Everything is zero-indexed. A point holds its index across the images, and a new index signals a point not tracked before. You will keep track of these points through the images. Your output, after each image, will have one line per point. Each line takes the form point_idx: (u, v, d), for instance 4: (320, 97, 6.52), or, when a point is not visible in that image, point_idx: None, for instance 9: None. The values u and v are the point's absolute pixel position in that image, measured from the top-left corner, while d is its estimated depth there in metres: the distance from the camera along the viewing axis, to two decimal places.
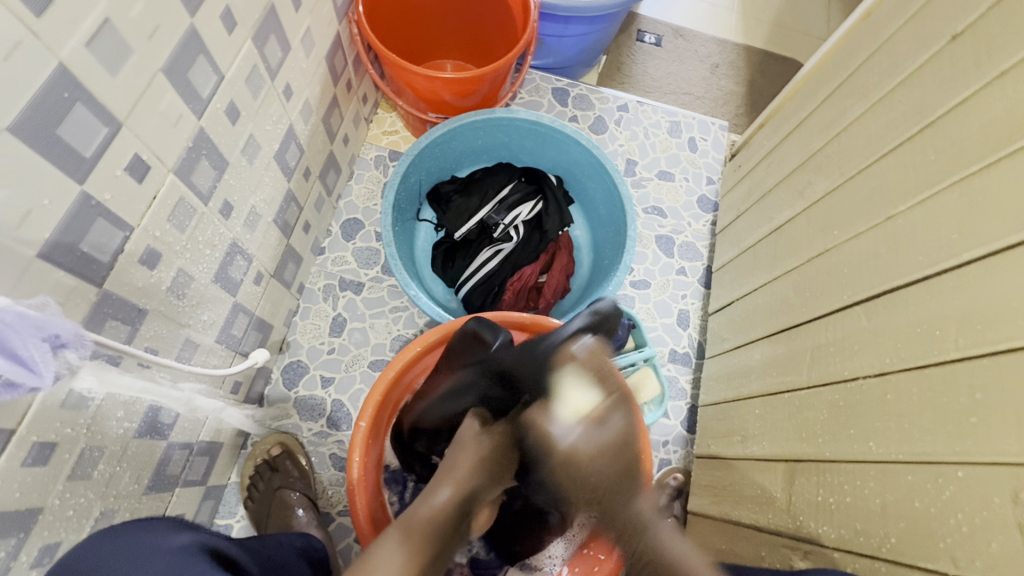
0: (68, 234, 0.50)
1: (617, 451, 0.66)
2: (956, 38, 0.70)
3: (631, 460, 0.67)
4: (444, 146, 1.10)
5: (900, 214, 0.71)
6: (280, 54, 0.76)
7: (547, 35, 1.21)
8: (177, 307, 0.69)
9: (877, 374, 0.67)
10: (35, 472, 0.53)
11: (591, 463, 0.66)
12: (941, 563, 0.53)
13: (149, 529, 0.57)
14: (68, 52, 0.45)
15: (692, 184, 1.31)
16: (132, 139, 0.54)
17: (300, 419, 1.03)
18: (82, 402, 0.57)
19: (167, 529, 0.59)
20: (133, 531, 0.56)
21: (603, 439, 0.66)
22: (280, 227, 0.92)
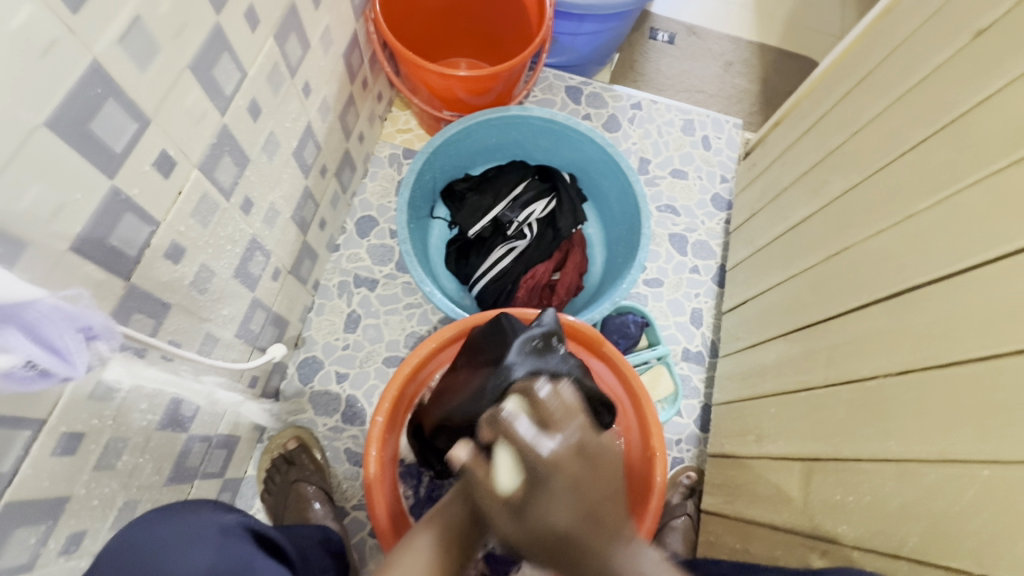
0: (97, 227, 0.51)
1: (535, 531, 0.42)
2: (979, 35, 0.69)
3: (599, 527, 0.41)
4: (459, 144, 1.10)
5: (921, 213, 0.70)
6: (299, 51, 0.77)
7: (561, 33, 1.21)
8: (199, 301, 0.70)
9: (896, 373, 0.67)
10: (63, 462, 0.54)
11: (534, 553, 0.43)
12: (964, 563, 0.53)
13: (196, 510, 0.58)
14: (101, 49, 0.46)
15: (706, 182, 1.30)
16: (159, 135, 0.55)
17: (315, 414, 1.04)
18: (108, 393, 0.58)
19: (213, 510, 0.60)
20: (170, 513, 0.57)
21: (536, 523, 0.41)
22: (297, 223, 0.93)
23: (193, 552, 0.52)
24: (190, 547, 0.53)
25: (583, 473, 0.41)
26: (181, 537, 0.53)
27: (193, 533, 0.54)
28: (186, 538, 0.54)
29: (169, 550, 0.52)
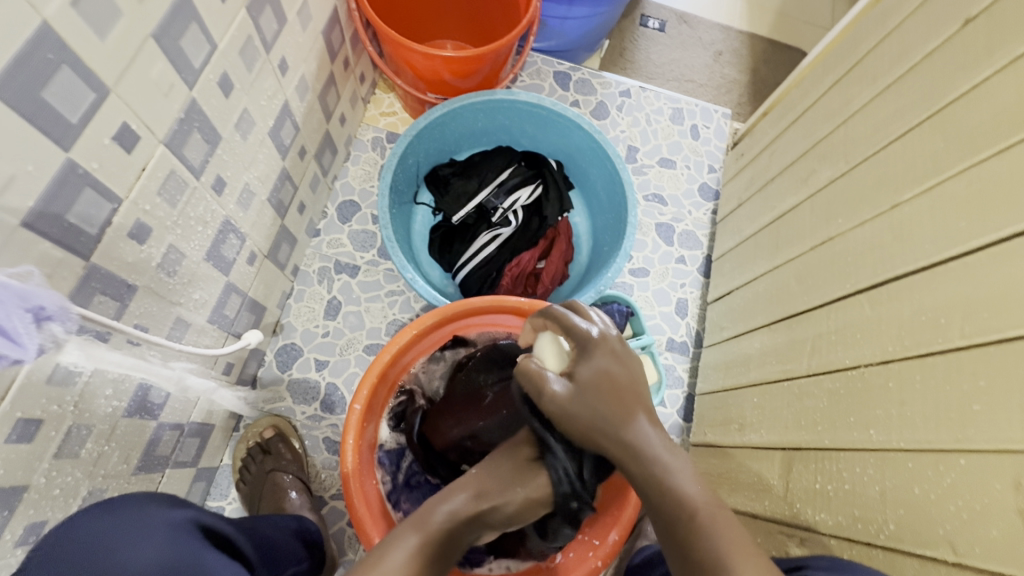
0: (54, 203, 0.49)
1: (586, 393, 0.48)
2: (970, 22, 0.68)
3: (634, 390, 0.50)
4: (443, 127, 1.07)
5: (907, 202, 0.70)
6: (275, 25, 0.74)
7: (550, 16, 1.18)
8: (168, 284, 0.68)
9: (878, 362, 0.67)
10: (19, 449, 0.52)
11: (578, 420, 0.48)
12: (940, 551, 0.53)
13: (150, 502, 0.57)
14: (53, 11, 0.43)
15: (693, 172, 1.29)
16: (121, 107, 0.52)
17: (294, 402, 1.02)
18: (69, 377, 0.55)
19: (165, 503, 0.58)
20: (121, 503, 0.55)
21: (587, 384, 0.49)
22: (275, 206, 0.90)
23: (147, 542, 0.51)
24: (141, 538, 0.52)
25: (621, 352, 0.51)
26: (133, 524, 0.53)
27: (144, 522, 0.53)
28: (137, 528, 0.52)
29: (121, 538, 0.51)
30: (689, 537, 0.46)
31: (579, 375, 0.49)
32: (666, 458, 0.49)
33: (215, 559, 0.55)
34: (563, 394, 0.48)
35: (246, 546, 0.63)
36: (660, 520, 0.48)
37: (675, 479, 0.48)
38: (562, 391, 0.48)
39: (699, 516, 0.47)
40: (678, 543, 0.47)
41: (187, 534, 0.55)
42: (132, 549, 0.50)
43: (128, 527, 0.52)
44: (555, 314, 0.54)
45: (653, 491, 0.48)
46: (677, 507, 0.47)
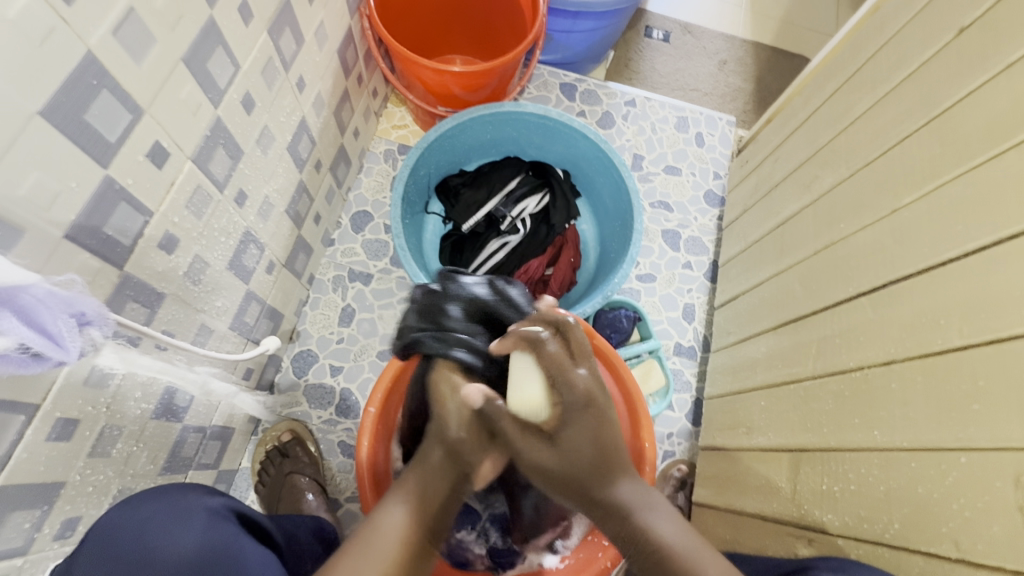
0: (93, 216, 0.52)
1: (593, 428, 0.59)
2: (964, 31, 0.70)
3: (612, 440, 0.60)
4: (454, 139, 1.11)
5: (906, 206, 0.71)
6: (294, 46, 0.78)
7: (556, 30, 1.22)
8: (193, 292, 0.71)
9: (882, 363, 0.68)
10: (59, 447, 0.55)
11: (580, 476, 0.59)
12: (943, 547, 0.54)
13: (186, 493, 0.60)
14: (96, 40, 0.47)
15: (699, 179, 1.31)
16: (153, 126, 0.56)
17: (310, 407, 1.05)
18: (104, 380, 0.59)
19: (201, 492, 0.62)
20: (159, 493, 0.58)
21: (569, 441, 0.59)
22: (292, 217, 0.94)
23: (185, 529, 0.54)
24: (180, 522, 0.55)
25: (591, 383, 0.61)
26: (175, 513, 0.55)
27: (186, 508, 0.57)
28: (175, 514, 0.55)
29: (158, 524, 0.54)
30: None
31: (592, 407, 0.59)
32: (646, 519, 0.59)
33: (251, 543, 0.58)
34: (569, 426, 0.59)
35: (274, 533, 0.66)
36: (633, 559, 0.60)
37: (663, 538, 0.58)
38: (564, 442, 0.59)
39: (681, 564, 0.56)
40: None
41: (224, 518, 0.58)
42: (173, 537, 0.53)
43: (168, 513, 0.55)
44: (546, 357, 0.63)
45: (622, 535, 0.59)
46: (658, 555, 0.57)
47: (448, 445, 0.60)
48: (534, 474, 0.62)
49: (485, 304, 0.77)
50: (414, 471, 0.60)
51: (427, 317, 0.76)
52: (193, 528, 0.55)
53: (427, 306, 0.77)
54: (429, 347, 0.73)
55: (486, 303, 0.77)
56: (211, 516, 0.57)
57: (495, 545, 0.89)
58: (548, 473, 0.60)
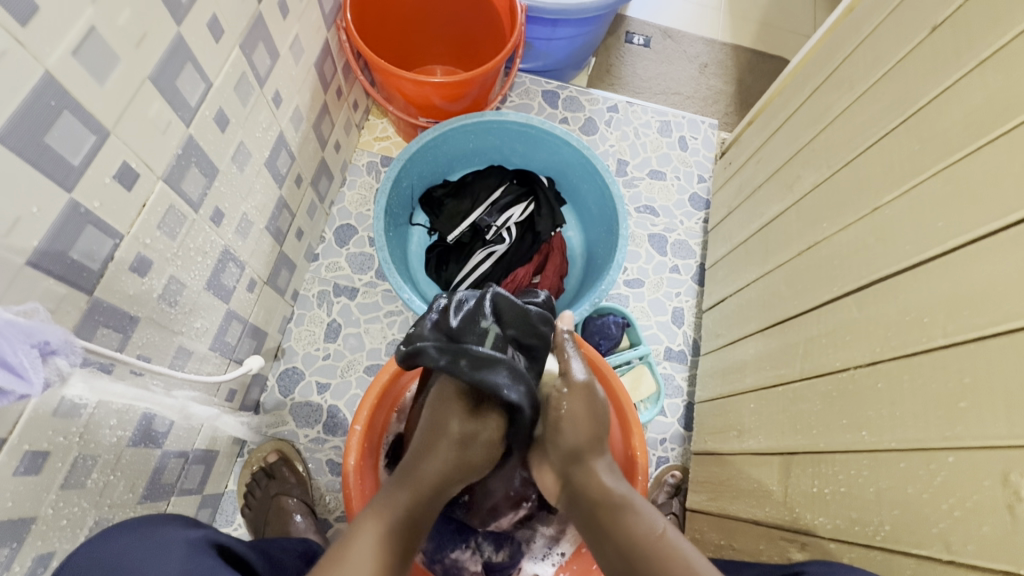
0: (57, 241, 0.51)
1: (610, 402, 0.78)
2: (936, 29, 0.70)
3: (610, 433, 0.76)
4: (437, 150, 1.10)
5: (886, 205, 0.71)
6: (268, 61, 0.77)
7: (536, 38, 1.21)
8: (169, 314, 0.70)
9: (869, 363, 0.67)
10: (27, 482, 0.53)
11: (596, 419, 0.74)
12: (935, 549, 0.53)
13: (163, 524, 0.58)
14: (53, 60, 0.45)
15: (684, 182, 1.32)
16: (121, 147, 0.55)
17: (297, 425, 1.03)
18: (74, 410, 0.57)
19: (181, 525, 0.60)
20: (138, 526, 0.57)
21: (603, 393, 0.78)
22: (273, 233, 0.93)
23: (159, 565, 0.52)
24: (157, 557, 0.52)
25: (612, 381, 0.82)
26: (149, 548, 0.53)
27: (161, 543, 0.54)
28: (150, 548, 0.53)
29: (133, 557, 0.52)
30: (645, 547, 0.59)
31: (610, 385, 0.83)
32: (634, 497, 0.65)
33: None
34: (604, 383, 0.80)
35: (257, 564, 0.64)
36: (612, 540, 0.62)
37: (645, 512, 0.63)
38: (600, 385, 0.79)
39: (663, 537, 0.59)
40: (636, 554, 0.59)
41: (201, 549, 0.56)
42: (149, 572, 0.50)
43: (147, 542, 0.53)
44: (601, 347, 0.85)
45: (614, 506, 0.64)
46: (640, 526, 0.61)
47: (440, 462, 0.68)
48: (575, 404, 0.74)
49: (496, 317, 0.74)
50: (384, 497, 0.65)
51: (437, 329, 0.73)
52: (169, 563, 0.52)
53: (437, 318, 0.74)
54: (429, 355, 0.70)
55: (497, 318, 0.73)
56: (189, 547, 0.55)
57: (489, 558, 0.87)
58: (590, 399, 0.75)
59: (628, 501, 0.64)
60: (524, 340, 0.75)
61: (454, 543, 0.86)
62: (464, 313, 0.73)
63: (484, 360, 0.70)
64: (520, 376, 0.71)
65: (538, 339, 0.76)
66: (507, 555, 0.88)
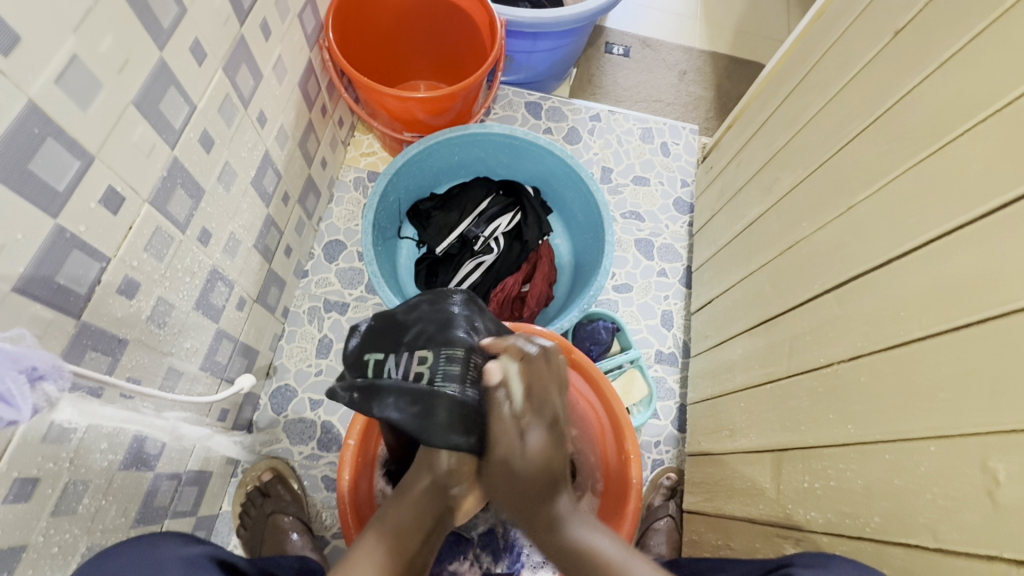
0: (43, 267, 0.51)
1: (558, 442, 0.63)
2: (899, 33, 0.73)
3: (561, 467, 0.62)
4: (423, 163, 1.11)
5: (861, 203, 0.73)
6: (252, 82, 0.78)
7: (517, 51, 1.24)
8: (158, 336, 0.70)
9: (851, 358, 0.69)
10: (16, 509, 0.53)
11: (528, 468, 0.61)
12: (922, 538, 0.54)
13: (159, 542, 0.58)
14: (36, 89, 0.46)
15: (667, 187, 1.34)
16: (105, 171, 0.55)
17: (291, 443, 1.03)
18: (64, 435, 0.57)
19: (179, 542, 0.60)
20: (134, 545, 0.56)
21: (537, 446, 0.61)
22: (261, 251, 0.93)
23: None
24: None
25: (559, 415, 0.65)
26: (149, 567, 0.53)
27: (159, 560, 0.54)
28: (149, 568, 0.53)
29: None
30: None
31: (559, 421, 0.64)
32: (583, 539, 0.59)
33: None
34: (538, 433, 0.62)
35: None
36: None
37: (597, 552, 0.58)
38: (533, 436, 0.62)
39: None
40: None
41: (200, 567, 0.55)
42: None
43: (139, 565, 0.53)
44: (537, 369, 0.66)
45: (557, 556, 0.59)
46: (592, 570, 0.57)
47: (435, 476, 0.64)
48: (492, 474, 0.62)
49: (380, 337, 0.74)
50: (390, 509, 0.63)
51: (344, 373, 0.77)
52: None
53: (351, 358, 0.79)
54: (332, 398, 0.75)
55: (381, 337, 0.74)
56: (188, 564, 0.55)
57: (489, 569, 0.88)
58: (510, 474, 0.61)
59: (580, 548, 0.58)
60: (403, 342, 0.72)
61: (452, 555, 0.87)
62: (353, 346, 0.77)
63: (367, 384, 0.70)
64: (407, 383, 0.67)
65: (421, 331, 0.72)
66: (506, 567, 0.88)
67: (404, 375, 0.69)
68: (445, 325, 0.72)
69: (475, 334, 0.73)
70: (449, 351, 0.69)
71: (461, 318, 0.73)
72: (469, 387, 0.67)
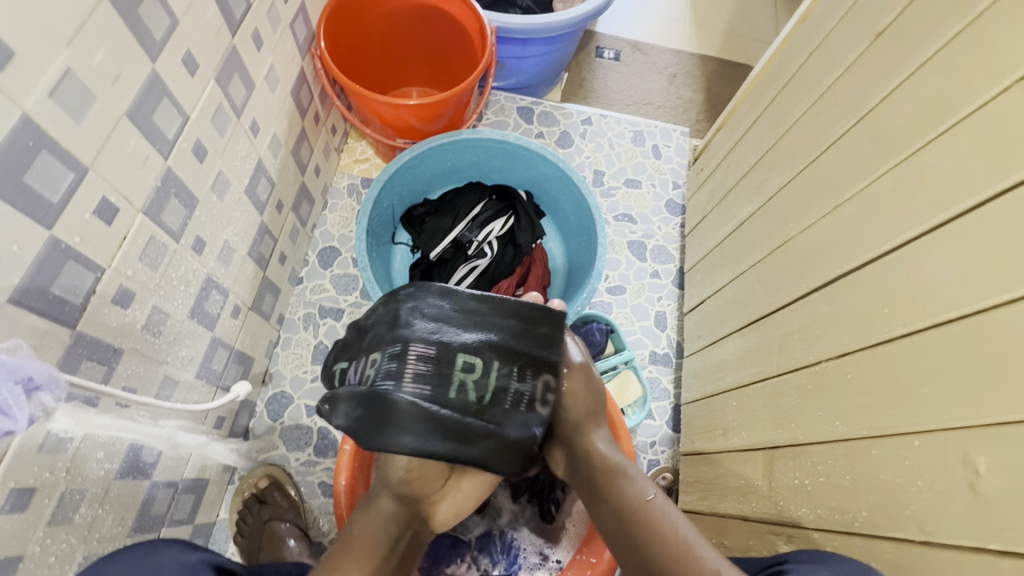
0: (38, 278, 0.52)
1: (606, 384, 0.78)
2: (880, 36, 0.74)
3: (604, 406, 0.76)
4: (415, 169, 1.12)
5: (846, 203, 0.74)
6: (244, 92, 0.78)
7: (508, 57, 1.25)
8: (153, 344, 0.70)
9: (838, 355, 0.70)
10: (13, 520, 0.53)
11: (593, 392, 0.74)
12: (908, 531, 0.55)
13: (158, 549, 0.58)
14: (31, 103, 0.47)
15: (659, 189, 1.35)
16: (100, 183, 0.56)
17: (287, 449, 1.03)
18: (60, 444, 0.57)
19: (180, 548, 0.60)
20: (133, 552, 0.57)
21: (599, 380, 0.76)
22: (255, 259, 0.94)
23: None
24: None
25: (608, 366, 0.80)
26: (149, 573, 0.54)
27: (159, 567, 0.55)
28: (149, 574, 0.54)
29: None
30: (639, 515, 0.65)
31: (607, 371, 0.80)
32: (624, 463, 0.71)
33: None
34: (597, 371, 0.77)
35: None
36: (607, 502, 0.68)
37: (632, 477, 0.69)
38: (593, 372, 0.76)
39: (649, 502, 0.66)
40: (632, 520, 0.65)
41: (197, 572, 0.56)
42: None
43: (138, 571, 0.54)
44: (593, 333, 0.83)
45: (608, 473, 0.70)
46: (631, 493, 0.67)
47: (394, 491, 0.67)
48: (570, 392, 0.73)
49: (349, 345, 0.74)
50: (360, 520, 0.67)
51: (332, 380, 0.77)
52: None
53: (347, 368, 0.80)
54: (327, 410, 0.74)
55: (348, 346, 0.73)
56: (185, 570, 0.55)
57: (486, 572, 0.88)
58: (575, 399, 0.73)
59: (619, 468, 0.70)
60: (362, 348, 0.70)
61: (449, 558, 0.87)
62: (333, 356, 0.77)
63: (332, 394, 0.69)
64: (358, 388, 0.65)
65: (374, 335, 0.68)
66: (504, 569, 0.88)
67: (358, 382, 0.67)
68: (393, 323, 0.67)
69: (425, 324, 0.66)
70: (392, 350, 0.65)
71: (410, 311, 0.67)
72: (419, 387, 0.63)
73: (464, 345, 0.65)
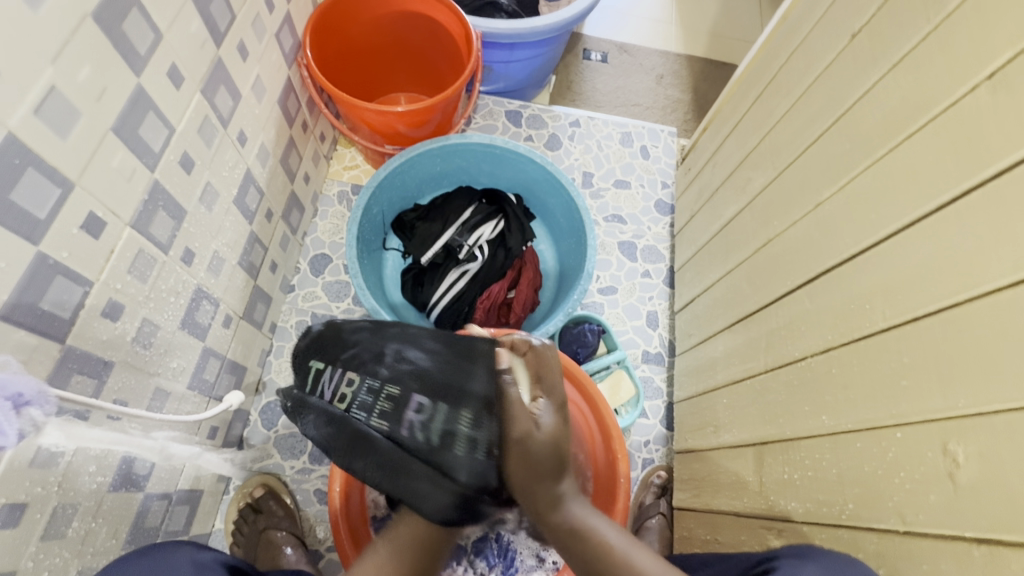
0: (27, 294, 0.52)
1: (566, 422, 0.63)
2: (855, 36, 0.76)
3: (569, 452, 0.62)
4: (404, 175, 1.13)
5: (826, 201, 0.75)
6: (231, 102, 0.79)
7: (494, 62, 1.26)
8: (144, 356, 0.70)
9: (822, 351, 0.71)
10: (5, 535, 0.54)
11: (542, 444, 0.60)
12: (892, 522, 0.56)
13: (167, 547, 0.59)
14: (16, 120, 0.47)
15: (648, 190, 1.36)
16: (86, 198, 0.56)
17: (282, 458, 1.03)
18: (52, 459, 0.57)
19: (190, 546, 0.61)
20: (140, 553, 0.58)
21: (552, 428, 0.61)
22: (246, 268, 0.94)
23: None
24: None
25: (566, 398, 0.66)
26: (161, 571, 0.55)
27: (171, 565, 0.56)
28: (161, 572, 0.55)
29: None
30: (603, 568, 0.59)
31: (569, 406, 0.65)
32: (584, 515, 0.61)
33: None
34: (548, 412, 0.62)
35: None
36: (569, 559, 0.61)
37: (592, 529, 0.60)
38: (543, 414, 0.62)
39: (614, 554, 0.59)
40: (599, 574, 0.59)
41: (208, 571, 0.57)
42: None
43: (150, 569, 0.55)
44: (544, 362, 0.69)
45: (564, 533, 0.60)
46: (592, 547, 0.59)
47: None
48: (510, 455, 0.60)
49: (317, 354, 0.77)
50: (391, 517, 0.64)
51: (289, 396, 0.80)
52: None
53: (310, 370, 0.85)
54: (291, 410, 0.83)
55: (316, 356, 0.76)
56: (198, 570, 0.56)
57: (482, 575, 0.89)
58: (524, 456, 0.59)
59: (580, 524, 0.60)
60: (340, 358, 0.73)
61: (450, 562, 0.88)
62: (298, 351, 0.81)
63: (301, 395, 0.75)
64: (329, 405, 0.70)
65: (356, 353, 0.72)
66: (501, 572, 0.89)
67: (330, 397, 0.71)
68: (377, 355, 0.72)
69: (402, 364, 0.70)
70: (369, 381, 0.69)
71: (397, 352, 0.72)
72: (382, 423, 0.66)
73: (430, 387, 0.68)
